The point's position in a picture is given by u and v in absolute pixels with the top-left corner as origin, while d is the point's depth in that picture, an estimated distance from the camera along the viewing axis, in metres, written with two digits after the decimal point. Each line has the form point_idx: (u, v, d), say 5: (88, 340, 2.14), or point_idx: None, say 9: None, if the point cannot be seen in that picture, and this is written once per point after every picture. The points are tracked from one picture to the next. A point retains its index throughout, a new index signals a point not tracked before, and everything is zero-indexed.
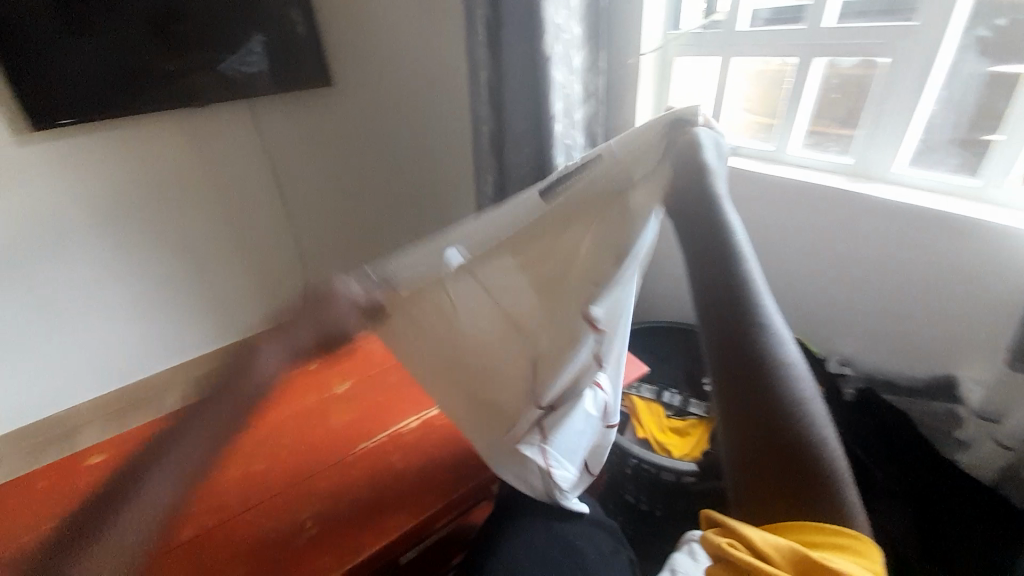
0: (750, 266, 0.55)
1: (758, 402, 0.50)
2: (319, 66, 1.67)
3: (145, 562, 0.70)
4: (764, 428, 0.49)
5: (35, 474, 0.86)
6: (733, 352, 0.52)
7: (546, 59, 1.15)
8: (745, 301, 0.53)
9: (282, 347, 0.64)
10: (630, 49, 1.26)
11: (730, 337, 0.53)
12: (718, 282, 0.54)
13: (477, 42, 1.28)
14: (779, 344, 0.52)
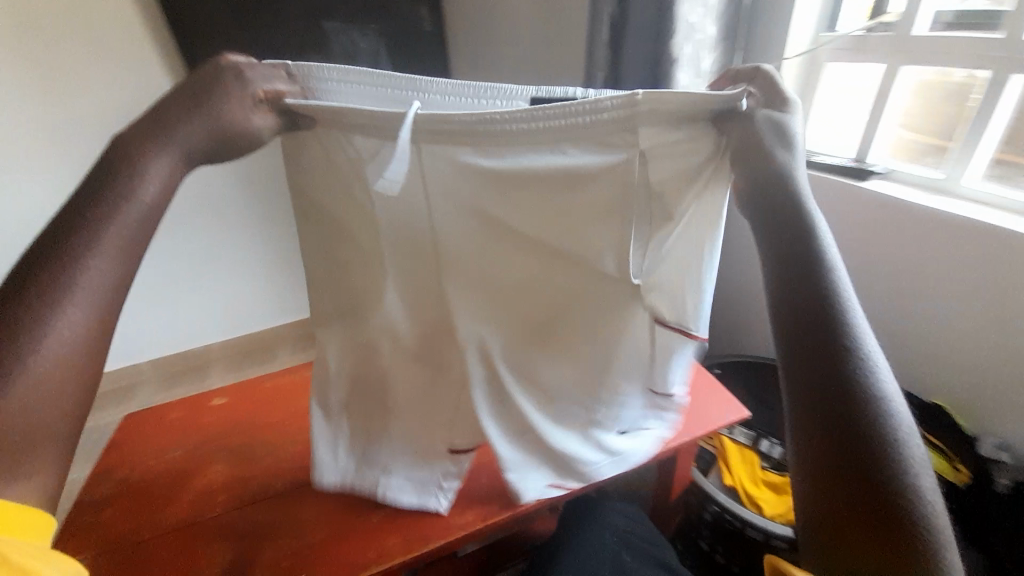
0: (832, 251, 0.42)
1: (841, 421, 0.35)
2: (440, 59, 1.72)
3: (238, 505, 0.79)
4: (840, 460, 0.35)
5: (169, 403, 1.02)
6: (805, 355, 0.38)
7: (671, 60, 1.09)
8: (825, 290, 0.40)
9: (174, 155, 0.48)
10: (772, 51, 1.15)
11: (809, 335, 0.38)
12: (789, 262, 0.42)
13: (599, 42, 1.21)
14: (872, 356, 0.37)
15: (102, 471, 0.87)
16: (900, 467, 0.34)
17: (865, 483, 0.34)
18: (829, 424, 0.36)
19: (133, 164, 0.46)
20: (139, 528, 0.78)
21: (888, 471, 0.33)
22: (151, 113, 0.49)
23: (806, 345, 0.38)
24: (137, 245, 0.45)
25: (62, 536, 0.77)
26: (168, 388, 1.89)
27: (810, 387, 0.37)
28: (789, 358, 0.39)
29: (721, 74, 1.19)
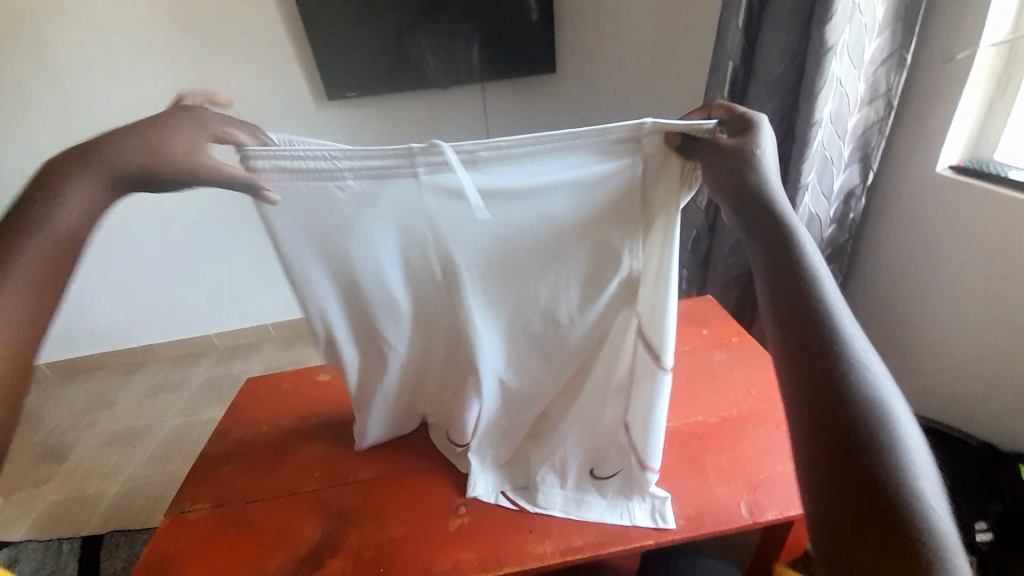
0: (810, 253, 0.45)
1: (840, 428, 0.37)
2: (547, 52, 1.63)
3: (328, 486, 0.84)
4: (842, 443, 0.36)
5: (284, 374, 1.12)
6: (800, 346, 0.41)
7: (825, 50, 0.92)
8: (810, 290, 0.43)
9: (104, 173, 0.48)
10: (962, 39, 0.94)
11: (806, 358, 0.40)
12: (775, 263, 0.45)
13: (731, 27, 1.07)
14: (858, 347, 0.40)
15: (223, 428, 0.98)
16: (901, 471, 0.35)
17: (868, 489, 0.34)
18: (827, 429, 0.37)
19: (62, 186, 0.46)
20: (245, 489, 0.86)
21: (882, 451, 0.35)
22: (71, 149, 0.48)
23: (801, 355, 0.40)
24: (53, 274, 0.45)
25: (187, 483, 0.88)
26: (287, 348, 2.14)
27: (808, 394, 0.39)
28: (783, 365, 0.41)
29: (887, 65, 0.99)
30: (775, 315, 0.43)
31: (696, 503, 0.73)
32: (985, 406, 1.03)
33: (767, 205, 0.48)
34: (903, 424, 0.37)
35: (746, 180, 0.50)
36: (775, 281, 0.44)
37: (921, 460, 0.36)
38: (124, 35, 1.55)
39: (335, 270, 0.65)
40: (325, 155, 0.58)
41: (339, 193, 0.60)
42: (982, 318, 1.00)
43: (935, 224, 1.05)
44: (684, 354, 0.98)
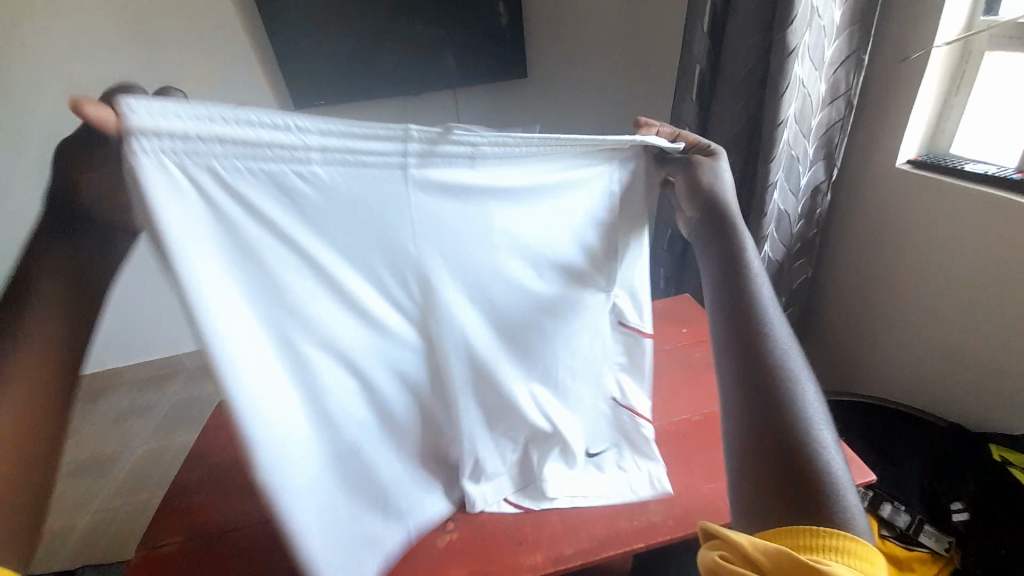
0: (754, 265, 0.57)
1: (765, 394, 0.48)
2: (518, 57, 1.64)
3: None
4: (764, 412, 0.47)
5: None
6: (738, 336, 0.52)
7: (788, 52, 0.94)
8: (749, 293, 0.54)
9: (55, 279, 0.48)
10: (915, 40, 0.98)
11: (740, 345, 0.51)
12: (724, 272, 0.56)
13: (697, 31, 1.10)
14: (783, 340, 0.52)
15: (196, 455, 0.94)
16: (808, 432, 0.45)
17: (783, 443, 0.45)
18: (756, 398, 0.48)
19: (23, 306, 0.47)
20: (223, 517, 0.82)
21: (794, 417, 0.46)
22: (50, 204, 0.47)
23: (740, 342, 0.51)
24: (51, 371, 0.47)
25: (160, 514, 0.84)
26: None
27: (743, 372, 0.50)
28: (726, 350, 0.52)
29: (846, 66, 1.02)
30: (722, 311, 0.54)
31: (685, 503, 0.73)
32: (954, 389, 1.07)
33: (724, 224, 0.60)
34: (810, 399, 0.48)
35: (708, 195, 0.61)
36: (725, 284, 0.56)
37: (822, 426, 0.47)
38: (77, 46, 1.48)
39: (262, 286, 0.49)
40: (289, 127, 0.45)
41: (300, 183, 0.48)
42: (948, 305, 1.04)
43: (899, 216, 1.09)
44: (666, 354, 0.99)
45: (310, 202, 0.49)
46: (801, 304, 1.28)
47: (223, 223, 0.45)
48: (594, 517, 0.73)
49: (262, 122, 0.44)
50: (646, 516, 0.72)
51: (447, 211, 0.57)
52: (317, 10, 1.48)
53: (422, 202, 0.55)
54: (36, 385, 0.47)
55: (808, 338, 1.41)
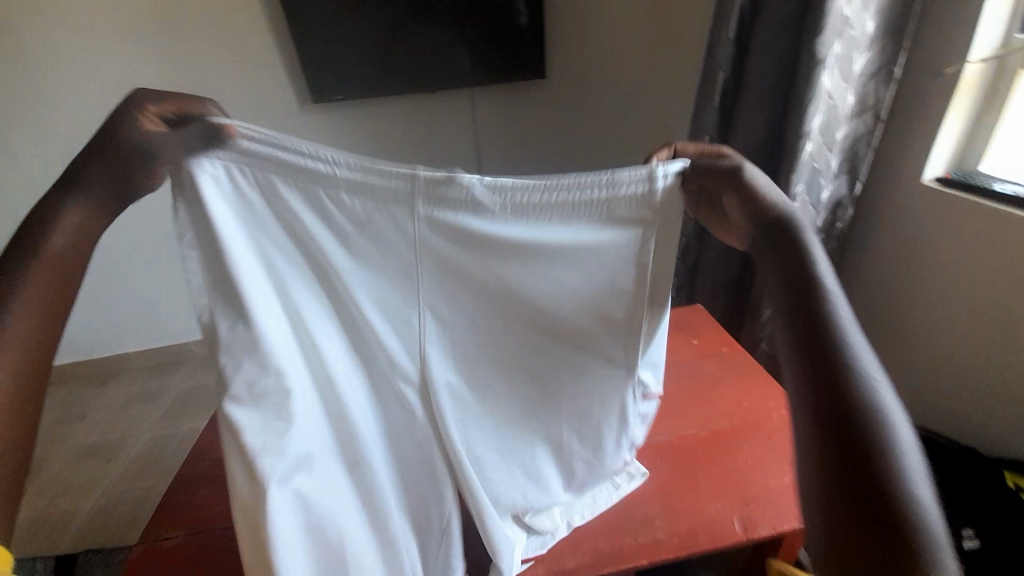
0: (826, 277, 0.51)
1: (841, 416, 0.41)
2: (536, 57, 1.62)
3: None
4: (841, 437, 0.40)
5: None
6: (808, 351, 0.46)
7: (817, 61, 0.92)
8: (820, 305, 0.48)
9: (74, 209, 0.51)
10: (947, 54, 0.95)
11: (811, 360, 0.45)
12: (790, 283, 0.51)
13: (722, 38, 1.08)
14: (864, 358, 0.45)
15: (200, 449, 0.94)
16: (890, 451, 0.38)
17: (854, 461, 0.38)
18: (824, 413, 0.42)
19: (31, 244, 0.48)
20: (225, 513, 0.82)
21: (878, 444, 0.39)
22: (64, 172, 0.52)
23: (807, 355, 0.46)
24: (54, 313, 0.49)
25: (163, 508, 0.84)
26: None
27: (809, 386, 0.44)
28: (792, 363, 0.47)
29: (876, 78, 1.00)
30: (789, 324, 0.49)
31: (690, 521, 0.72)
32: (971, 415, 1.04)
33: (786, 238, 0.55)
34: (896, 418, 0.41)
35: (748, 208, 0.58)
36: (790, 296, 0.51)
37: (909, 449, 0.39)
38: (101, 35, 1.49)
39: (303, 287, 0.57)
40: (326, 159, 0.52)
41: (330, 205, 0.54)
42: (968, 328, 1.01)
43: (921, 232, 1.06)
44: (675, 365, 0.97)
45: (333, 223, 0.55)
46: None
47: (252, 218, 0.54)
48: (597, 533, 0.72)
49: (303, 151, 0.52)
50: (650, 534, 0.71)
51: (452, 248, 0.57)
52: (338, 4, 1.48)
53: (426, 237, 0.56)
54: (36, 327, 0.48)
55: None
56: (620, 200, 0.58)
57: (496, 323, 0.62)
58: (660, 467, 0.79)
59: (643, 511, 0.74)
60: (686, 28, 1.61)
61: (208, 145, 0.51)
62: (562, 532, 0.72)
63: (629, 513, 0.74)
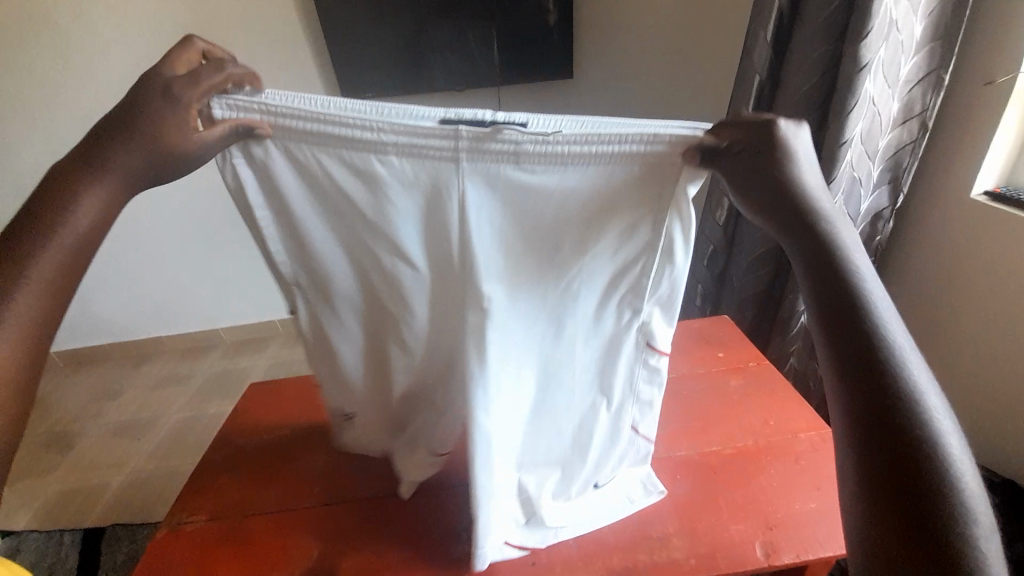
0: (860, 270, 0.45)
1: (895, 455, 0.38)
2: (565, 56, 1.60)
3: (313, 509, 0.81)
4: (897, 483, 0.37)
5: (285, 380, 1.09)
6: (852, 373, 0.41)
7: (860, 64, 0.87)
8: (862, 311, 0.43)
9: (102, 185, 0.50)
10: (1004, 61, 0.89)
11: (855, 385, 0.41)
12: (823, 284, 0.45)
13: (759, 38, 1.03)
14: (913, 372, 0.41)
15: (224, 435, 0.96)
16: (951, 488, 0.36)
17: (912, 510, 0.36)
18: (874, 435, 0.39)
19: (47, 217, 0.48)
20: (245, 501, 0.84)
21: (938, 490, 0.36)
22: (86, 144, 0.51)
23: (857, 374, 0.41)
24: (60, 296, 0.48)
25: (186, 492, 0.86)
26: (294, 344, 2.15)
27: (860, 403, 0.40)
28: (834, 373, 0.42)
29: (924, 84, 0.94)
30: (824, 321, 0.44)
31: (708, 543, 0.69)
32: (1015, 445, 0.98)
33: (807, 216, 0.48)
34: (945, 429, 0.39)
35: (770, 187, 0.49)
36: (825, 291, 0.45)
37: (960, 463, 0.38)
38: (144, 30, 1.55)
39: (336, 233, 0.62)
40: (370, 127, 0.54)
41: (379, 167, 0.56)
42: (1015, 353, 0.95)
43: (964, 249, 1.01)
44: (699, 378, 0.95)
45: (384, 183, 0.57)
46: None
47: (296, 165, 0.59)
48: (612, 548, 0.71)
49: (343, 118, 0.55)
50: (666, 552, 0.69)
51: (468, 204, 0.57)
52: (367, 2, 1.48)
53: (473, 194, 0.56)
54: (40, 309, 0.47)
55: None
56: (632, 162, 0.55)
57: (526, 274, 0.60)
58: (680, 483, 0.77)
59: (661, 527, 0.72)
60: (721, 27, 1.56)
61: (233, 141, 0.56)
62: (568, 535, 0.72)
63: (642, 529, 0.72)
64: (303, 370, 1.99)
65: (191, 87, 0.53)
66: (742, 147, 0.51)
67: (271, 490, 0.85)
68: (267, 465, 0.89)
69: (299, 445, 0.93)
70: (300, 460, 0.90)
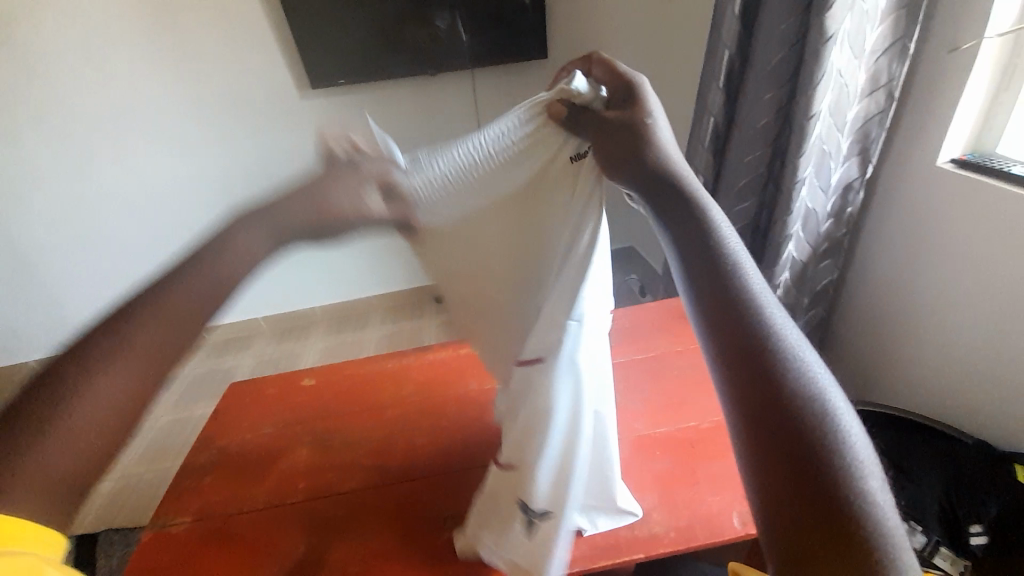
0: (700, 193, 0.47)
1: (758, 354, 0.38)
2: (537, 37, 1.66)
3: (298, 507, 0.81)
4: (764, 380, 0.37)
5: (265, 377, 1.08)
6: (715, 282, 0.41)
7: (824, 36, 0.87)
8: (709, 233, 0.44)
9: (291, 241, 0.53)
10: (964, 28, 0.90)
11: (717, 295, 0.41)
12: (676, 212, 0.46)
13: (728, 13, 1.03)
14: (752, 277, 0.42)
15: (207, 437, 0.96)
16: (799, 372, 0.38)
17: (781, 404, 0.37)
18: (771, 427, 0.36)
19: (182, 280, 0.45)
20: (230, 500, 0.84)
21: (793, 382, 0.37)
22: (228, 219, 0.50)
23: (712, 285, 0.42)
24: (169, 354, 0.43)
25: (170, 495, 0.86)
26: (280, 341, 2.19)
27: (718, 308, 0.41)
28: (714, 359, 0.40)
29: (891, 54, 0.94)
30: (708, 273, 0.42)
31: (686, 515, 0.71)
32: (977, 406, 1.02)
33: (684, 194, 0.47)
34: (783, 321, 0.41)
35: (651, 162, 0.51)
36: (699, 261, 0.43)
37: (840, 408, 0.37)
38: (122, 29, 1.61)
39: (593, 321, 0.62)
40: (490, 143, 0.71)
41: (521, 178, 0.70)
42: (972, 316, 0.99)
43: (927, 216, 1.04)
44: (676, 356, 0.97)
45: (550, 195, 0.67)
46: (826, 305, 1.24)
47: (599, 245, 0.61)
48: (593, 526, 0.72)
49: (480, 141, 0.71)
50: (646, 527, 0.71)
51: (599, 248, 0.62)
52: None
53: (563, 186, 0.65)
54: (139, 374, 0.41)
55: (828, 344, 1.37)
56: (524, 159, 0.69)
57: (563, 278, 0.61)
58: (661, 461, 0.78)
59: (641, 504, 0.73)
60: None
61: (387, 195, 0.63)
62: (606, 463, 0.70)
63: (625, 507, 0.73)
64: (290, 366, 2.05)
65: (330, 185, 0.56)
66: (623, 117, 0.56)
67: (256, 490, 0.85)
68: (251, 464, 0.89)
69: (285, 442, 0.93)
70: (285, 458, 0.89)
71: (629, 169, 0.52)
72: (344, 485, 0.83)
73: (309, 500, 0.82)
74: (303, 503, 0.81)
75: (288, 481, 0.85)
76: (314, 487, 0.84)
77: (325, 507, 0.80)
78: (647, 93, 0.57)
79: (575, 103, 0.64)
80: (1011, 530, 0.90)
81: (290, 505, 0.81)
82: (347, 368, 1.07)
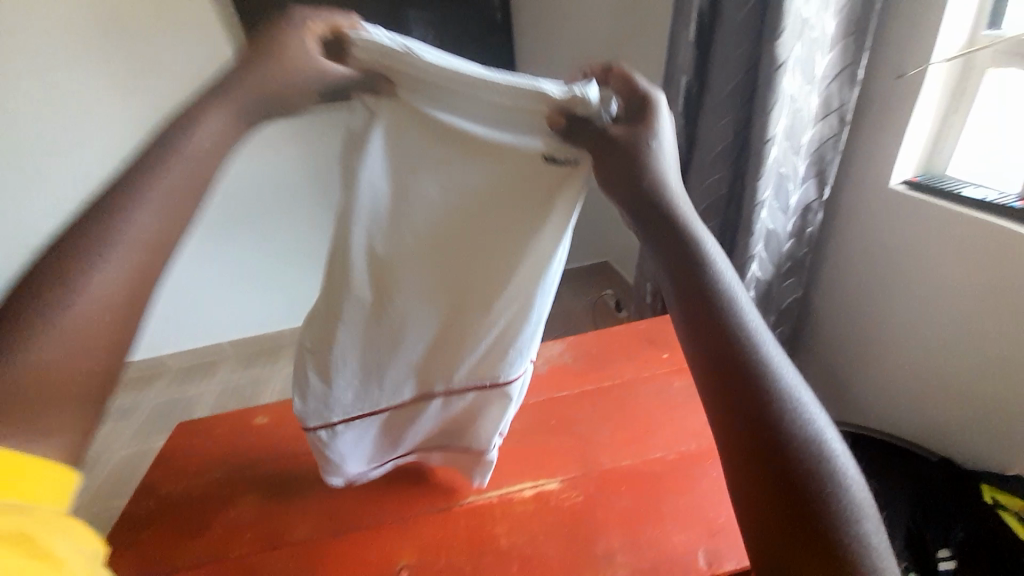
0: (688, 214, 0.50)
1: (747, 378, 0.42)
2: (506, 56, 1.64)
3: (242, 564, 0.75)
4: (753, 404, 0.41)
5: (216, 415, 1.02)
6: (706, 308, 0.45)
7: (777, 64, 0.89)
8: (698, 257, 0.47)
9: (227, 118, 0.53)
10: (911, 55, 0.93)
11: (708, 322, 0.44)
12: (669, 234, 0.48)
13: (684, 39, 1.04)
14: (738, 302, 0.45)
15: (148, 485, 0.89)
16: (783, 395, 0.42)
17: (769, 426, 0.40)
18: (753, 448, 0.40)
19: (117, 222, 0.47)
20: (166, 558, 0.77)
21: (779, 406, 0.41)
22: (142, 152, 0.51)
23: (705, 312, 0.45)
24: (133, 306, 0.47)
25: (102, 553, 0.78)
26: (246, 367, 2.10)
27: (710, 335, 0.44)
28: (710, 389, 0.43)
29: (840, 79, 0.96)
30: (701, 299, 0.45)
31: (652, 556, 0.68)
32: (940, 422, 1.03)
33: (675, 217, 0.49)
34: (768, 345, 0.44)
35: (642, 185, 0.51)
36: (690, 286, 0.46)
37: (820, 425, 0.42)
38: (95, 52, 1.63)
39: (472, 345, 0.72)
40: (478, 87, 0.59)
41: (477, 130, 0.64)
42: (932, 334, 1.01)
43: (883, 235, 1.06)
44: (644, 383, 0.95)
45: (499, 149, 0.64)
46: (792, 323, 1.25)
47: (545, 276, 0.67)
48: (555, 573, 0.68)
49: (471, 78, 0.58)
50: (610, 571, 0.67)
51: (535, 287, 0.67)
52: None
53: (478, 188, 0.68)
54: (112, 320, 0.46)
55: (797, 362, 1.37)
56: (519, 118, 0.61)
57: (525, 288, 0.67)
58: (626, 499, 0.75)
59: (605, 545, 0.70)
60: None
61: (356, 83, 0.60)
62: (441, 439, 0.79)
63: (589, 551, 0.69)
64: (255, 393, 1.96)
65: (269, 63, 0.54)
66: (625, 137, 0.54)
67: (197, 544, 0.78)
68: (192, 515, 0.83)
69: (231, 490, 0.86)
70: (230, 507, 0.83)
71: (623, 186, 0.53)
72: (293, 537, 0.77)
73: (255, 555, 0.76)
74: (248, 559, 0.75)
75: (232, 534, 0.79)
76: (262, 539, 0.78)
77: (271, 561, 0.74)
78: (660, 106, 0.56)
79: (576, 113, 0.57)
80: (977, 555, 0.87)
81: (234, 561, 0.75)
82: (304, 405, 1.02)
